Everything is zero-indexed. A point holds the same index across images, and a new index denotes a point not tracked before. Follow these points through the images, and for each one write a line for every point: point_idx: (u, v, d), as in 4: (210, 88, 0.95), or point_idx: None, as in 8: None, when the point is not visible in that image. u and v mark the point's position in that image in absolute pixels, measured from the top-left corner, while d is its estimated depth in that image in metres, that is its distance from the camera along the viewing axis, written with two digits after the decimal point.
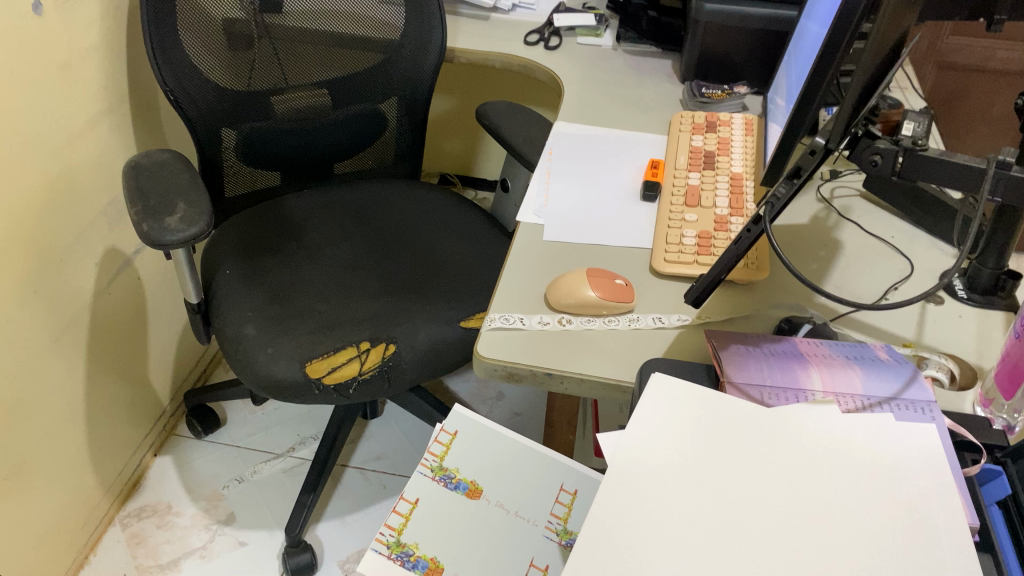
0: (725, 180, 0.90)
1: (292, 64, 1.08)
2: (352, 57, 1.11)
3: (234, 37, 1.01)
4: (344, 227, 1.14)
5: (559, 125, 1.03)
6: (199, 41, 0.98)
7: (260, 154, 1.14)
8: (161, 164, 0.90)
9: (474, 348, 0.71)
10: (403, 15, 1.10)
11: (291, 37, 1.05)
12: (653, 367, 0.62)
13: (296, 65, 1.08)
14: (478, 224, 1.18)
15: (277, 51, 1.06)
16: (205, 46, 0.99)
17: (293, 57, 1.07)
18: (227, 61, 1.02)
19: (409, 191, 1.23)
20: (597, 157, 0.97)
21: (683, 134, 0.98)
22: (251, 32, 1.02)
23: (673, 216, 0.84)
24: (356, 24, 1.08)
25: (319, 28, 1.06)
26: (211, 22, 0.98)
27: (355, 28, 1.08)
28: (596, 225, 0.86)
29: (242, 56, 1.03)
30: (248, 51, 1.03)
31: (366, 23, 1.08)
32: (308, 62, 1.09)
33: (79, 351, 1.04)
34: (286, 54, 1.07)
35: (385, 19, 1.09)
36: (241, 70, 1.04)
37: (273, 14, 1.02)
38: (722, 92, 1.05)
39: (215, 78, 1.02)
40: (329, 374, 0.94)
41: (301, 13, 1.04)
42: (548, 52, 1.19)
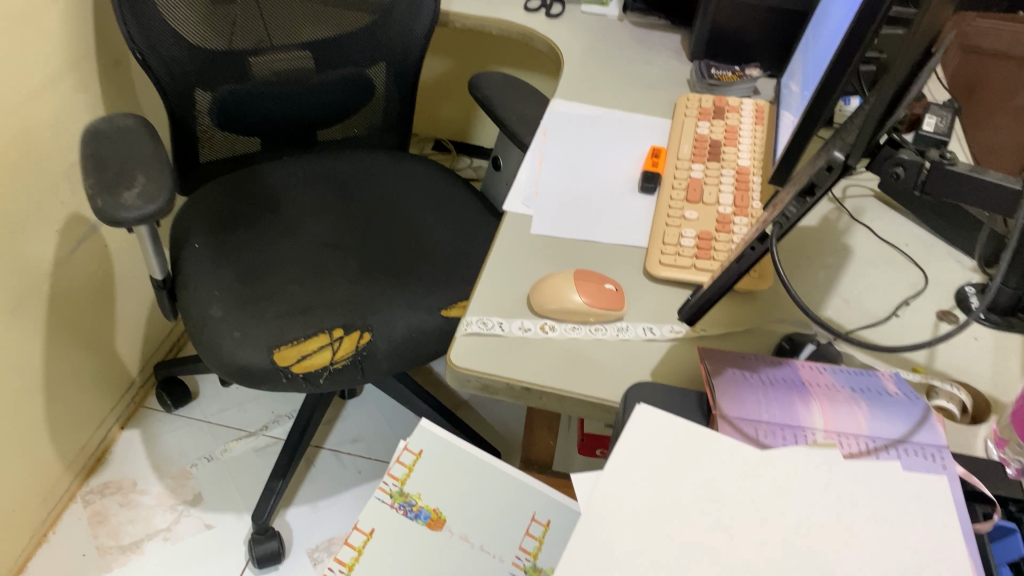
0: (730, 174, 0.83)
1: (275, 23, 1.00)
2: (339, 18, 1.03)
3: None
4: (324, 202, 1.08)
5: (556, 103, 0.95)
6: None
7: (237, 118, 1.06)
8: (123, 131, 0.83)
9: (447, 354, 0.66)
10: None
11: None
12: (639, 394, 0.56)
13: (278, 23, 1.00)
14: (466, 201, 1.11)
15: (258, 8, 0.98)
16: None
17: (276, 16, 1.00)
18: (203, 18, 0.94)
19: (396, 163, 1.16)
20: (595, 140, 0.90)
21: (688, 120, 0.91)
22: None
23: (672, 213, 0.78)
24: None
25: None
26: None
27: None
28: (589, 219, 0.79)
29: (219, 14, 0.95)
30: (229, 7, 0.96)
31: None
32: (293, 22, 1.01)
33: (38, 322, 0.98)
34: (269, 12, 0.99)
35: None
36: (219, 27, 0.96)
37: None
38: (733, 74, 0.99)
39: (188, 36, 0.94)
40: (298, 362, 0.88)
41: None
42: (551, 21, 1.11)
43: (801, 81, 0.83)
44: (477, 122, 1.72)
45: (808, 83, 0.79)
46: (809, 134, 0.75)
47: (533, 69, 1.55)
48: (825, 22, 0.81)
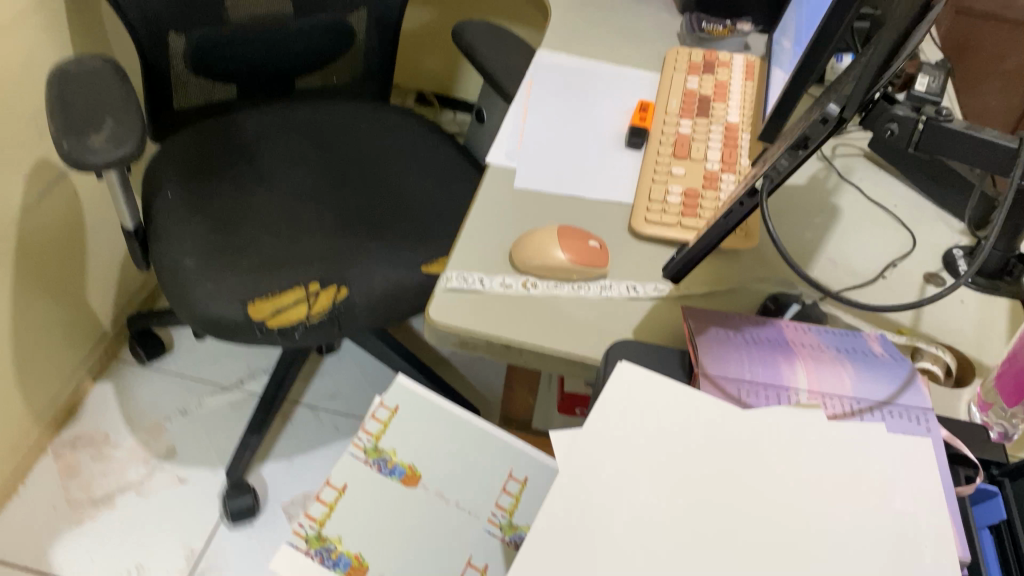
0: (719, 130, 0.82)
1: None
2: None
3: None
4: (302, 151, 1.05)
5: (542, 53, 0.93)
6: None
7: (213, 64, 1.03)
8: (92, 73, 0.80)
9: (426, 310, 0.64)
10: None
11: None
12: (621, 351, 0.55)
13: None
14: (448, 154, 1.09)
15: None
16: None
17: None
18: None
19: (376, 114, 1.13)
20: (581, 93, 0.88)
21: (677, 74, 0.89)
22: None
23: (659, 169, 0.76)
24: None
25: None
26: None
27: None
28: (573, 173, 0.77)
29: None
30: None
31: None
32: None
33: (5, 271, 0.96)
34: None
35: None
36: None
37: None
38: (723, 29, 0.96)
39: None
40: (273, 316, 0.86)
41: None
42: None
43: (794, 36, 0.81)
44: (461, 74, 1.69)
45: (802, 37, 0.77)
46: (801, 91, 0.73)
47: (520, 21, 1.52)
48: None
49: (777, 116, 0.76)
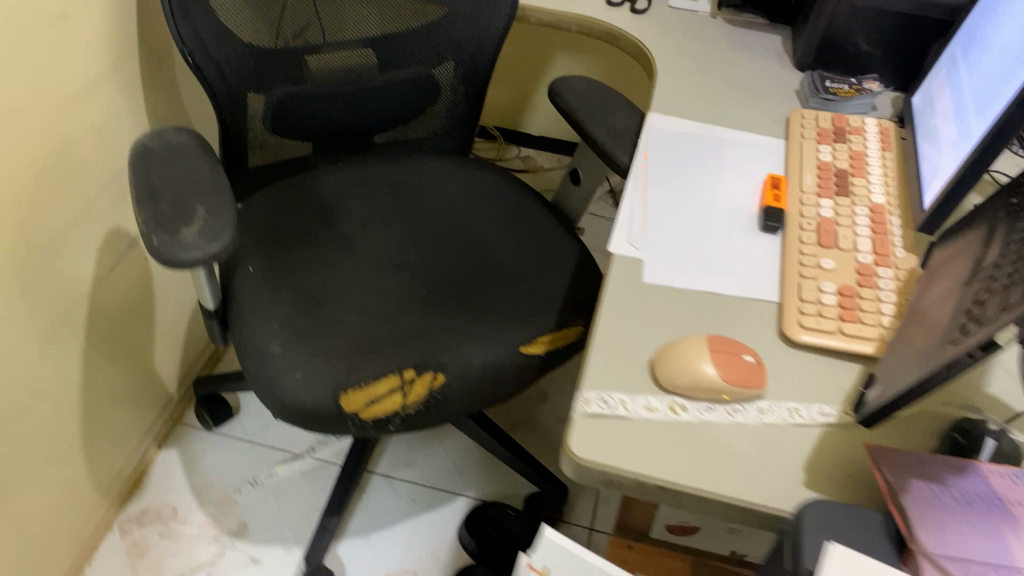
0: (865, 212, 0.74)
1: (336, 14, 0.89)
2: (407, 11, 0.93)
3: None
4: (385, 215, 0.99)
5: (654, 117, 0.85)
6: None
7: (292, 123, 0.97)
8: (177, 151, 0.74)
9: (566, 439, 0.56)
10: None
11: None
12: (819, 529, 0.48)
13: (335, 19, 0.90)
14: (538, 212, 1.01)
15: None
16: None
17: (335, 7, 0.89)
18: (253, 12, 0.84)
19: (459, 170, 1.06)
20: (702, 165, 0.80)
21: (806, 144, 0.81)
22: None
23: (806, 262, 0.68)
24: None
25: None
26: None
27: None
28: (707, 265, 0.70)
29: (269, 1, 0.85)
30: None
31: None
32: (355, 13, 0.90)
33: (75, 349, 0.90)
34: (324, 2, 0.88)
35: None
36: (271, 21, 0.86)
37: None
38: (850, 88, 0.88)
39: (240, 33, 0.85)
40: (367, 407, 0.79)
41: None
42: (637, 17, 1.01)
43: (959, 105, 0.71)
44: (528, 108, 1.61)
45: (973, 109, 0.67)
46: (975, 179, 0.64)
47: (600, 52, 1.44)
48: (990, 38, 0.69)
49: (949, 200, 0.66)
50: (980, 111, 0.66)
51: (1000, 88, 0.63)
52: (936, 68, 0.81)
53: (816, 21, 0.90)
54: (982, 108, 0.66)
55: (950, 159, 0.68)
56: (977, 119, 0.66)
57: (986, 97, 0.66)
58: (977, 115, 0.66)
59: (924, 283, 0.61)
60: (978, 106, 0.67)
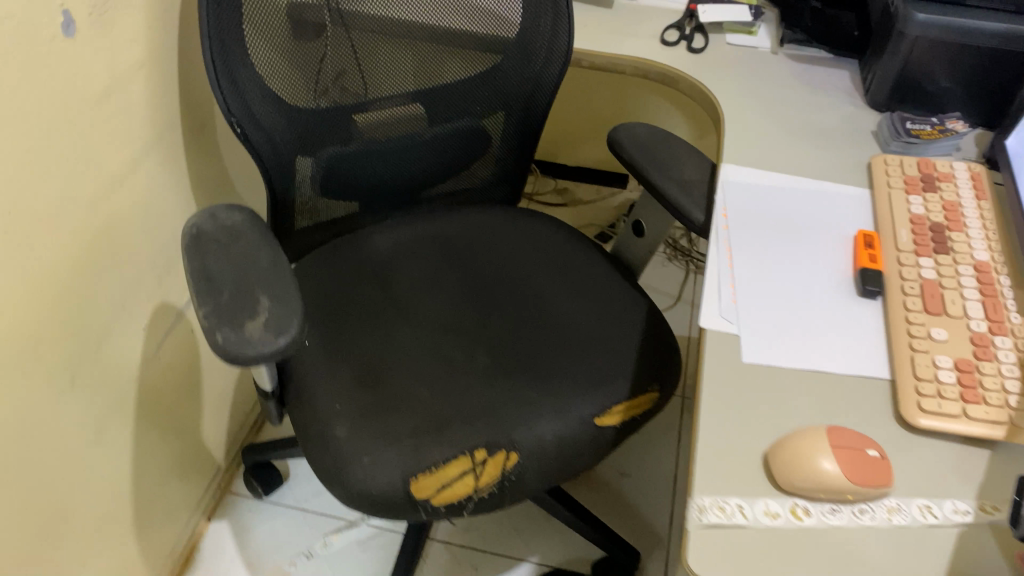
0: (970, 271, 0.68)
1: (377, 63, 0.86)
2: (454, 61, 0.89)
3: (306, 26, 0.78)
4: (439, 275, 0.94)
5: (727, 170, 0.81)
6: (269, 52, 0.77)
7: (341, 185, 0.93)
8: (233, 233, 0.70)
9: (682, 555, 0.51)
10: (524, 6, 0.88)
11: (377, 33, 0.83)
12: None
13: (379, 72, 0.86)
14: (598, 266, 0.96)
15: (352, 43, 0.83)
16: (276, 55, 0.77)
17: (374, 59, 0.85)
18: (299, 74, 0.80)
19: (512, 222, 1.02)
20: (786, 223, 0.75)
21: (895, 195, 0.76)
22: (323, 11, 0.78)
23: (916, 333, 0.63)
24: (460, 16, 0.85)
25: (408, 17, 0.83)
26: (277, 20, 0.76)
27: (458, 22, 0.86)
28: (809, 337, 0.65)
29: (309, 54, 0.80)
30: (323, 53, 0.81)
31: (476, 13, 0.86)
32: (397, 63, 0.87)
33: (124, 431, 0.87)
34: (364, 52, 0.84)
35: (504, 13, 0.87)
36: (316, 81, 0.82)
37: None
38: (933, 129, 0.82)
39: (287, 97, 0.81)
40: (438, 493, 0.74)
41: None
42: (695, 57, 0.96)
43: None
44: (567, 138, 1.57)
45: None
46: None
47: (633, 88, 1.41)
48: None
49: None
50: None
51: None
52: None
53: (892, 57, 0.86)
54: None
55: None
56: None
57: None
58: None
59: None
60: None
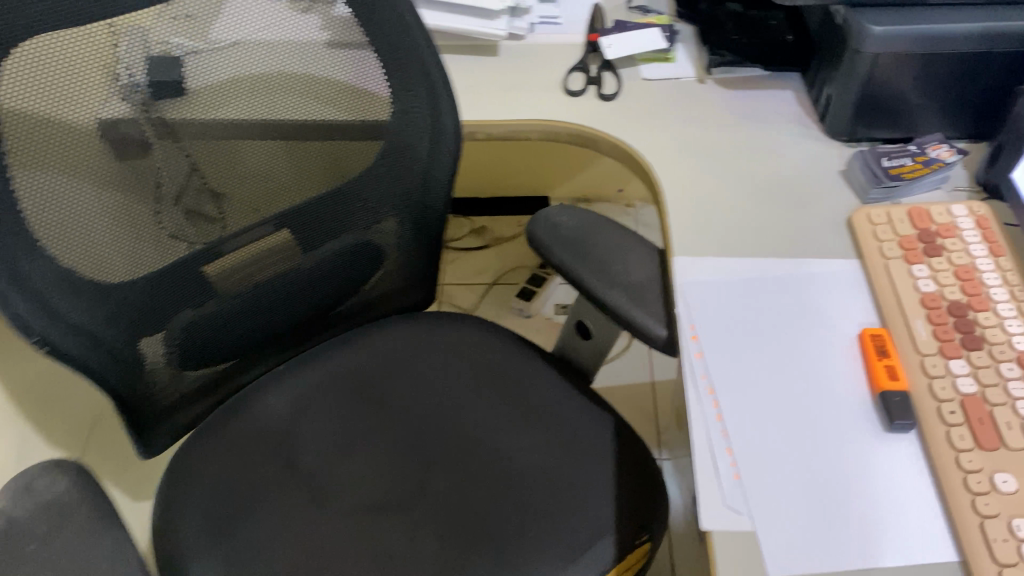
0: (1014, 370, 0.54)
1: (229, 192, 0.67)
2: (318, 166, 0.70)
3: (120, 168, 0.59)
4: (355, 431, 0.76)
5: (683, 265, 0.64)
6: (72, 216, 0.57)
7: (208, 350, 0.74)
8: (57, 518, 0.51)
9: None
10: (393, 81, 0.70)
11: (216, 150, 0.64)
12: None
13: (228, 198, 0.67)
14: (543, 377, 0.80)
15: (186, 167, 0.63)
16: (83, 216, 0.58)
17: (217, 182, 0.66)
18: (120, 227, 0.61)
19: (430, 335, 0.84)
20: (773, 334, 0.59)
21: (894, 269, 0.61)
22: (137, 138, 0.59)
23: (977, 487, 0.49)
24: (320, 106, 0.67)
25: (254, 119, 0.64)
26: (77, 169, 0.56)
27: (320, 113, 0.67)
28: (847, 515, 0.49)
29: (129, 198, 0.61)
30: (148, 189, 0.62)
31: (342, 106, 0.68)
32: (256, 184, 0.68)
33: None
34: (204, 174, 0.65)
35: (372, 91, 0.69)
36: (146, 229, 0.63)
37: (169, 101, 0.60)
38: (914, 162, 0.68)
39: (107, 263, 0.61)
40: None
41: (212, 94, 0.61)
42: (610, 105, 0.79)
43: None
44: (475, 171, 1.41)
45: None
46: None
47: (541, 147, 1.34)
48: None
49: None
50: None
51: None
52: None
53: (848, 79, 0.70)
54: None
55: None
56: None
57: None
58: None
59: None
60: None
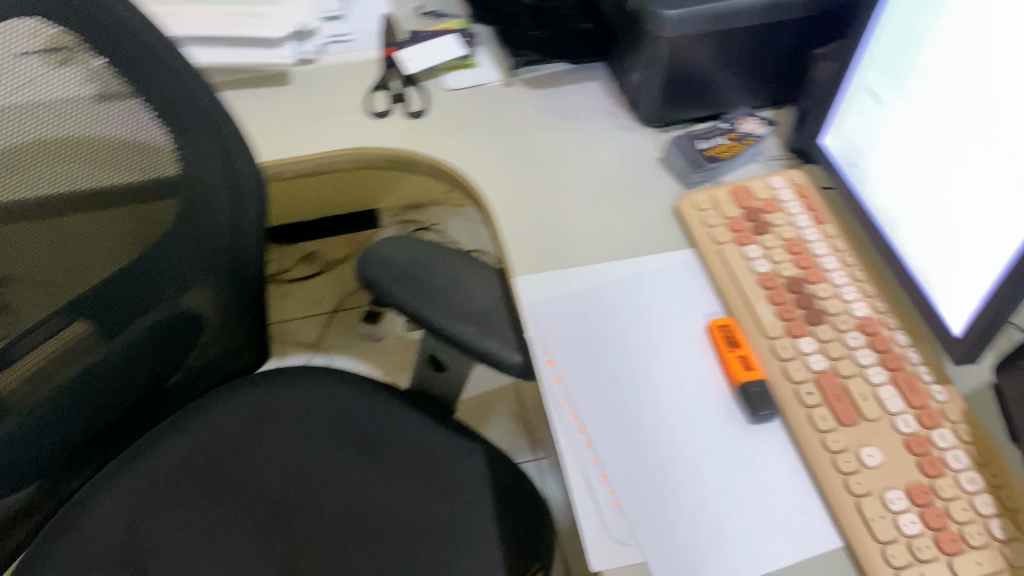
0: (857, 338, 0.55)
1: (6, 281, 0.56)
2: (105, 242, 0.61)
3: None
4: (206, 520, 0.69)
5: (525, 283, 0.61)
6: None
7: (13, 472, 0.63)
8: None
9: None
10: (173, 133, 0.62)
11: None
12: None
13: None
14: (402, 418, 0.75)
15: None
16: None
17: None
18: None
19: (273, 396, 0.77)
20: (626, 343, 0.58)
21: (729, 254, 0.61)
22: None
23: (846, 467, 0.49)
24: (91, 168, 0.57)
25: (16, 195, 0.54)
26: None
27: (92, 177, 0.58)
28: (731, 523, 0.48)
29: None
30: None
31: (126, 167, 0.60)
32: (29, 272, 0.57)
33: None
34: None
35: (149, 143, 0.60)
36: None
37: None
38: (728, 140, 0.68)
39: None
40: None
41: None
42: (419, 123, 0.75)
43: (948, 135, 0.50)
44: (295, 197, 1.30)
45: (988, 145, 0.46)
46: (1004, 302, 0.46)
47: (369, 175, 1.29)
48: (942, 31, 0.49)
49: (1018, 290, 0.44)
50: (1010, 145, 0.45)
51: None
52: (849, 91, 0.61)
53: (651, 66, 0.69)
54: (1010, 141, 0.45)
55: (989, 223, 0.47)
56: (1014, 159, 0.44)
57: (1014, 119, 0.44)
58: (1007, 151, 0.45)
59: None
60: (999, 135, 0.45)
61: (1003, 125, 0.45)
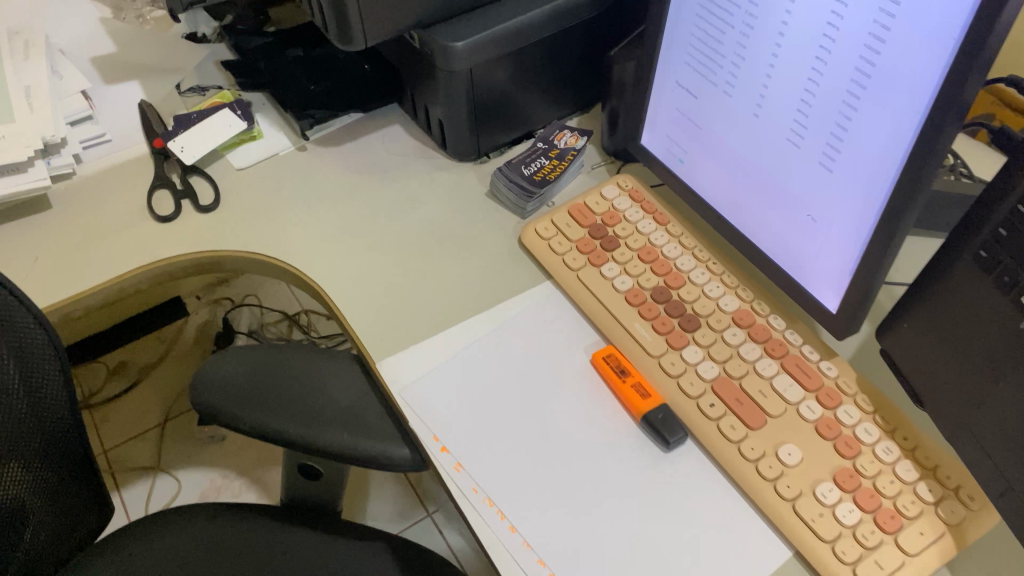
0: (738, 333, 0.54)
1: None
2: None
3: None
4: None
5: (388, 367, 0.56)
6: None
7: None
8: None
9: None
10: None
11: None
12: None
13: None
14: (287, 539, 0.68)
15: None
16: None
17: None
18: None
19: (132, 561, 0.67)
20: (516, 402, 0.53)
21: (588, 277, 0.58)
22: None
23: (771, 472, 0.48)
24: None
25: None
26: None
27: None
28: (685, 565, 0.46)
29: None
30: None
31: None
32: None
33: None
34: None
35: None
36: None
37: None
38: (552, 160, 0.66)
39: None
40: None
41: None
42: (218, 215, 0.67)
43: (775, 116, 0.49)
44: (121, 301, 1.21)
45: (817, 123, 0.46)
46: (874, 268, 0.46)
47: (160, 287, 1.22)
48: (745, 15, 0.48)
49: (885, 255, 0.45)
50: (841, 120, 0.45)
51: (860, 84, 0.43)
52: (657, 86, 0.60)
53: (452, 101, 0.65)
54: (841, 116, 0.45)
55: (839, 196, 0.47)
56: (849, 133, 0.44)
57: (837, 94, 0.44)
58: (839, 127, 0.45)
59: (1004, 392, 0.40)
60: (828, 112, 0.45)
61: (828, 102, 0.45)
